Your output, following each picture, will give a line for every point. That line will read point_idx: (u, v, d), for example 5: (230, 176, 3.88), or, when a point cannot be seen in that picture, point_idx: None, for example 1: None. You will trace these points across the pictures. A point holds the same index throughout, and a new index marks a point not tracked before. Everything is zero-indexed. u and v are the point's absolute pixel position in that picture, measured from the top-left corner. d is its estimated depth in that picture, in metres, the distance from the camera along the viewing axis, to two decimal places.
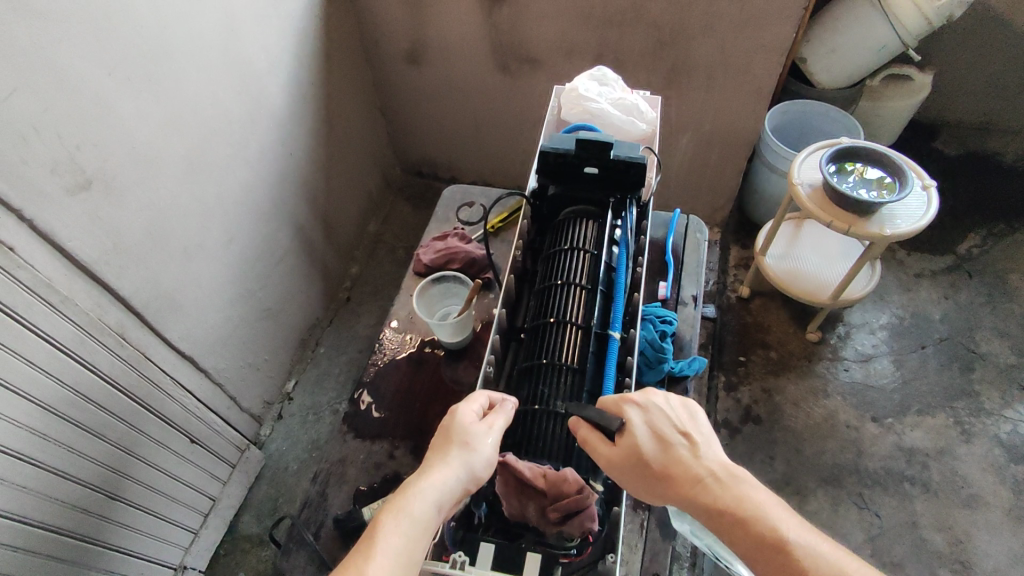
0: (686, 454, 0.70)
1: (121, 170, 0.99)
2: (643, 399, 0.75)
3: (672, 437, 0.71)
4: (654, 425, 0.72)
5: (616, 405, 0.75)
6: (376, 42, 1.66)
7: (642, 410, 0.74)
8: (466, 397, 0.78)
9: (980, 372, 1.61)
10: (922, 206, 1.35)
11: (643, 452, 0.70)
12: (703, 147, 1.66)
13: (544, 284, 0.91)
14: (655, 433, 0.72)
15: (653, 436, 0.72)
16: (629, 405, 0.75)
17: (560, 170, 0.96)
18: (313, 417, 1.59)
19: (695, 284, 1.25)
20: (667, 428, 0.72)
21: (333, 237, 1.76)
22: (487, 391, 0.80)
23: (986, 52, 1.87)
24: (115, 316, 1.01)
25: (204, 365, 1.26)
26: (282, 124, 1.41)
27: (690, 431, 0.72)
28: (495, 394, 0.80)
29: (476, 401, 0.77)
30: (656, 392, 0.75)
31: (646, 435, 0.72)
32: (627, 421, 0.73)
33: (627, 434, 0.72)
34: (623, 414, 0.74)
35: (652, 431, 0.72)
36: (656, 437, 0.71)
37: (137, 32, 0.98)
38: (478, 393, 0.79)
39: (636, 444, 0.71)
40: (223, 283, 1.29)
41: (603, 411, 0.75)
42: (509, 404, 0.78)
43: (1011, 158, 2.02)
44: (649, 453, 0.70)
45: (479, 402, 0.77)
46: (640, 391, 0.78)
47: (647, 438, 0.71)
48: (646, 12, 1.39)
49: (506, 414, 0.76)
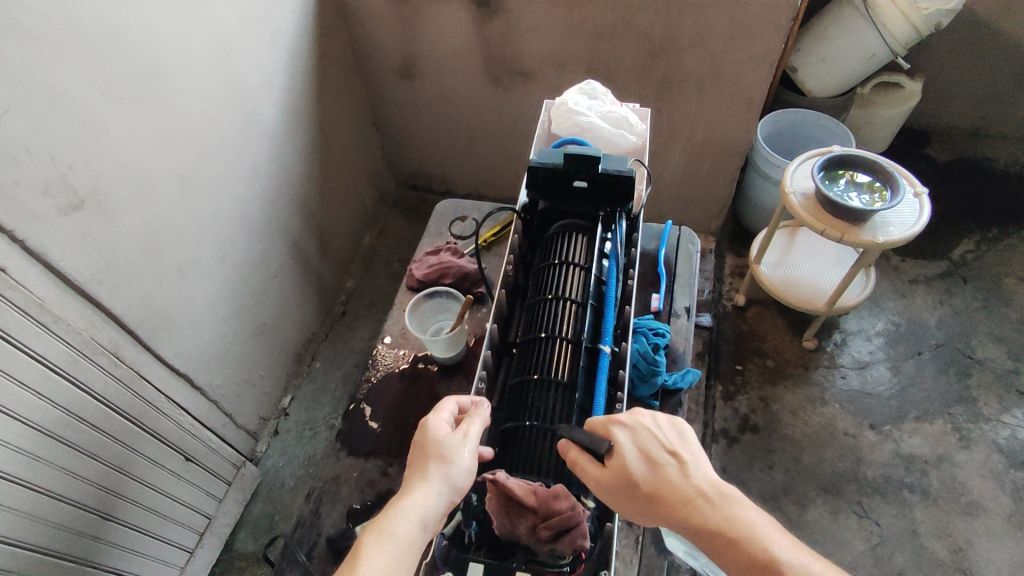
0: (676, 474, 0.70)
1: (114, 188, 0.99)
2: (631, 419, 0.75)
3: (661, 457, 0.71)
4: (642, 447, 0.72)
5: (604, 427, 0.75)
6: (369, 57, 1.67)
7: (630, 430, 0.74)
8: (435, 408, 0.78)
9: (977, 378, 1.61)
10: (914, 213, 1.36)
11: (632, 473, 0.70)
12: (696, 156, 1.67)
13: (534, 299, 0.91)
14: (644, 454, 0.72)
15: (641, 456, 0.72)
16: (618, 427, 0.74)
17: (550, 185, 0.96)
18: (309, 432, 1.58)
19: (688, 296, 1.25)
20: (655, 449, 0.72)
21: (328, 251, 1.76)
22: (456, 397, 0.80)
23: (976, 59, 1.89)
24: (109, 336, 1.01)
25: (199, 382, 1.26)
26: (275, 139, 1.41)
27: (679, 451, 0.72)
28: (463, 399, 0.80)
29: (447, 411, 0.77)
30: (643, 412, 0.76)
31: (635, 456, 0.71)
32: (616, 442, 0.73)
33: (616, 456, 0.72)
34: (611, 435, 0.74)
35: (640, 452, 0.72)
36: (645, 458, 0.71)
37: (130, 52, 0.99)
38: (446, 401, 0.79)
39: (625, 466, 0.71)
40: (217, 299, 1.28)
41: (592, 432, 0.74)
42: (481, 408, 0.78)
43: (1002, 163, 2.03)
44: (640, 475, 0.70)
45: (449, 411, 0.77)
46: (628, 410, 0.78)
47: (636, 460, 0.71)
48: (637, 25, 1.40)
49: (479, 418, 0.76)
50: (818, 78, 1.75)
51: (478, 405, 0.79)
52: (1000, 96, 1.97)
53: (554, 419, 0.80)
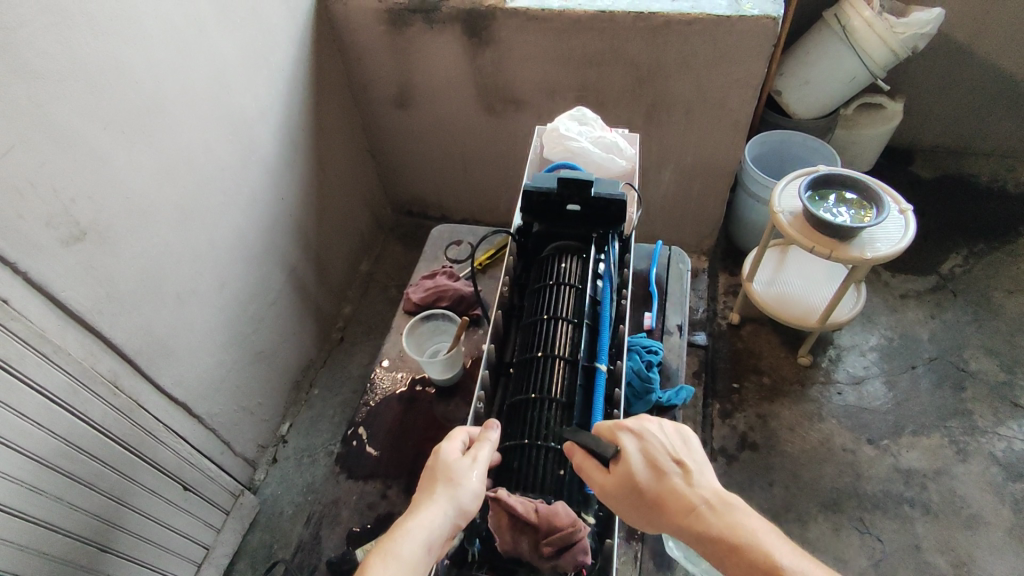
0: (680, 482, 0.71)
1: (115, 220, 1.01)
2: (638, 425, 0.76)
3: (665, 465, 0.72)
4: (647, 454, 0.73)
5: (611, 432, 0.76)
6: (365, 87, 1.72)
7: (636, 436, 0.75)
8: (448, 434, 0.79)
9: (971, 391, 1.62)
10: (900, 229, 1.39)
11: (638, 480, 0.71)
12: (685, 178, 1.70)
13: (531, 319, 0.92)
14: (649, 461, 0.73)
15: (647, 463, 0.73)
16: (625, 433, 0.75)
17: (544, 208, 0.98)
18: (307, 459, 1.58)
19: (679, 314, 1.26)
20: (661, 456, 0.73)
21: (325, 277, 1.78)
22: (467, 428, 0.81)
23: (954, 79, 1.95)
24: (109, 365, 1.02)
25: (198, 411, 1.26)
26: (272, 169, 1.44)
27: (684, 458, 0.73)
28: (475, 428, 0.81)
29: (459, 437, 0.78)
30: (650, 419, 0.76)
31: (640, 463, 0.72)
32: (622, 449, 0.74)
33: (622, 462, 0.73)
34: (618, 441, 0.75)
35: (646, 458, 0.73)
36: (650, 465, 0.72)
37: (132, 87, 1.02)
38: (460, 429, 0.80)
39: (630, 471, 0.72)
40: (216, 327, 1.29)
41: (598, 438, 0.75)
42: (491, 433, 0.78)
43: (986, 179, 2.07)
44: (644, 481, 0.71)
45: (460, 438, 0.78)
46: (635, 417, 0.79)
47: (642, 466, 0.72)
48: (625, 52, 1.44)
49: (489, 442, 0.77)
50: (803, 101, 1.80)
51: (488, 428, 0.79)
52: (979, 115, 2.03)
53: (552, 438, 0.80)
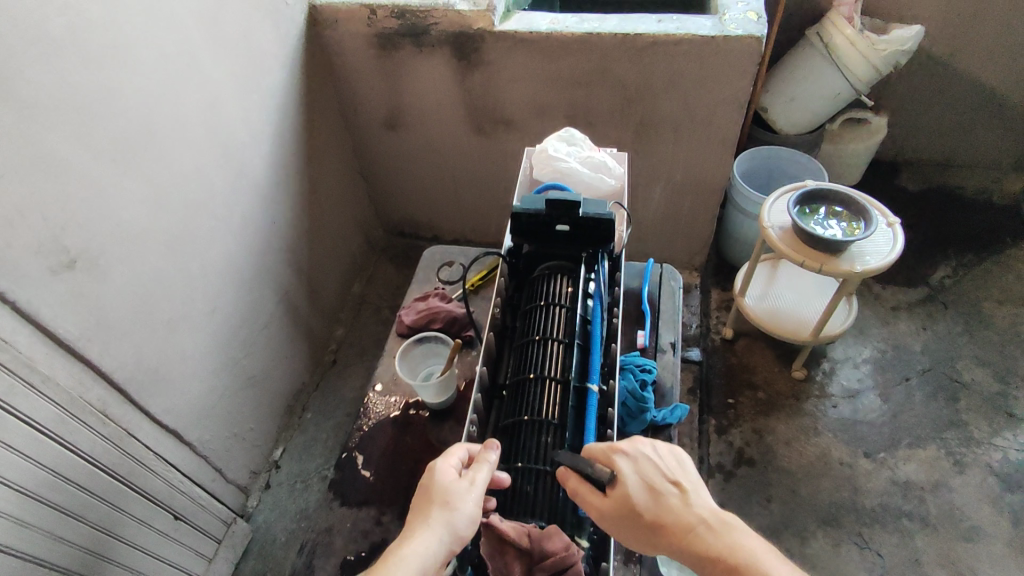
0: (677, 503, 0.71)
1: (104, 248, 1.00)
2: (632, 447, 0.75)
3: (662, 486, 0.73)
4: (643, 477, 0.73)
5: (606, 455, 0.75)
6: (357, 110, 1.73)
7: (632, 458, 0.74)
8: (445, 450, 0.77)
9: (965, 402, 1.62)
10: (889, 242, 1.40)
11: (636, 503, 0.71)
12: (676, 195, 1.72)
13: (523, 340, 0.91)
14: (646, 483, 0.72)
15: (643, 486, 0.72)
16: (620, 456, 0.74)
17: (532, 229, 0.98)
18: (301, 485, 1.55)
19: (672, 332, 1.26)
20: (658, 478, 0.73)
21: (317, 300, 1.77)
22: (466, 444, 0.79)
23: (935, 94, 1.99)
24: (98, 394, 1.01)
25: (189, 438, 1.25)
26: (264, 192, 1.44)
27: (679, 479, 0.73)
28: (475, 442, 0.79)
29: (456, 454, 0.76)
30: (643, 440, 0.76)
31: (638, 485, 0.72)
32: (619, 472, 0.73)
33: (619, 486, 0.72)
34: (613, 464, 0.74)
35: (642, 480, 0.73)
36: (648, 487, 0.72)
37: (121, 114, 1.02)
38: (458, 443, 0.78)
39: (628, 495, 0.71)
40: (207, 353, 1.28)
41: (594, 461, 0.74)
42: (490, 453, 0.76)
43: (971, 192, 2.10)
44: (642, 504, 0.71)
45: (456, 456, 0.76)
46: (628, 438, 0.78)
47: (640, 489, 0.72)
48: (612, 73, 1.46)
49: (488, 464, 0.74)
50: (788, 117, 1.83)
51: (488, 448, 0.76)
52: (962, 129, 2.06)
53: (546, 461, 0.79)
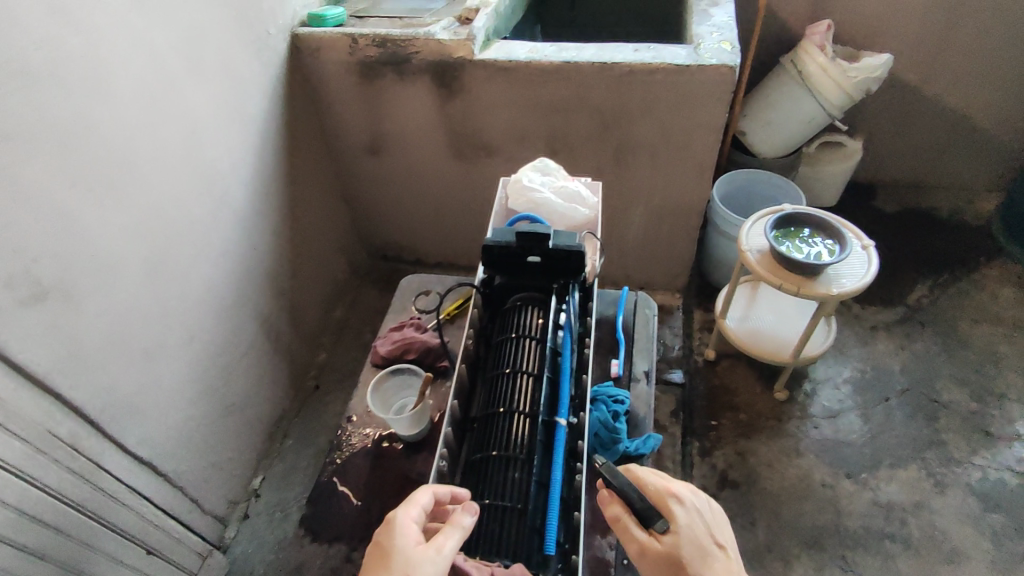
0: (718, 564, 0.79)
1: (80, 278, 1.00)
2: (689, 501, 0.83)
3: (709, 545, 0.80)
4: (694, 530, 0.80)
5: (664, 500, 0.82)
6: (339, 136, 1.74)
7: (687, 511, 0.82)
8: (409, 501, 0.77)
9: (944, 421, 1.64)
10: (864, 265, 1.42)
11: (684, 555, 0.78)
12: (656, 218, 1.74)
13: (493, 373, 0.92)
14: (696, 539, 0.80)
15: (694, 540, 0.79)
16: (677, 505, 0.82)
17: (504, 261, 0.99)
18: (280, 514, 1.53)
19: (646, 360, 1.25)
20: (706, 535, 0.81)
21: (299, 325, 1.76)
22: (433, 487, 0.79)
23: (907, 118, 2.03)
24: (69, 428, 1.00)
25: (164, 469, 1.23)
26: (244, 219, 1.44)
27: (721, 542, 0.81)
28: (441, 491, 0.79)
29: (418, 509, 0.77)
30: (697, 497, 0.84)
31: (690, 538, 0.79)
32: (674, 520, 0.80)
33: (672, 532, 0.80)
34: (671, 511, 0.81)
35: (694, 534, 0.80)
36: (697, 543, 0.79)
37: (101, 145, 1.02)
38: (422, 493, 0.78)
39: (679, 543, 0.79)
40: (184, 382, 1.27)
41: (652, 503, 0.82)
42: (461, 517, 0.75)
43: (946, 212, 2.14)
44: (689, 555, 0.78)
45: (419, 509, 0.77)
46: (682, 488, 0.85)
47: (691, 540, 0.79)
48: (590, 100, 1.49)
49: (456, 532, 0.74)
50: (765, 141, 1.87)
51: (464, 510, 0.76)
52: (934, 151, 2.11)
53: (512, 498, 0.79)
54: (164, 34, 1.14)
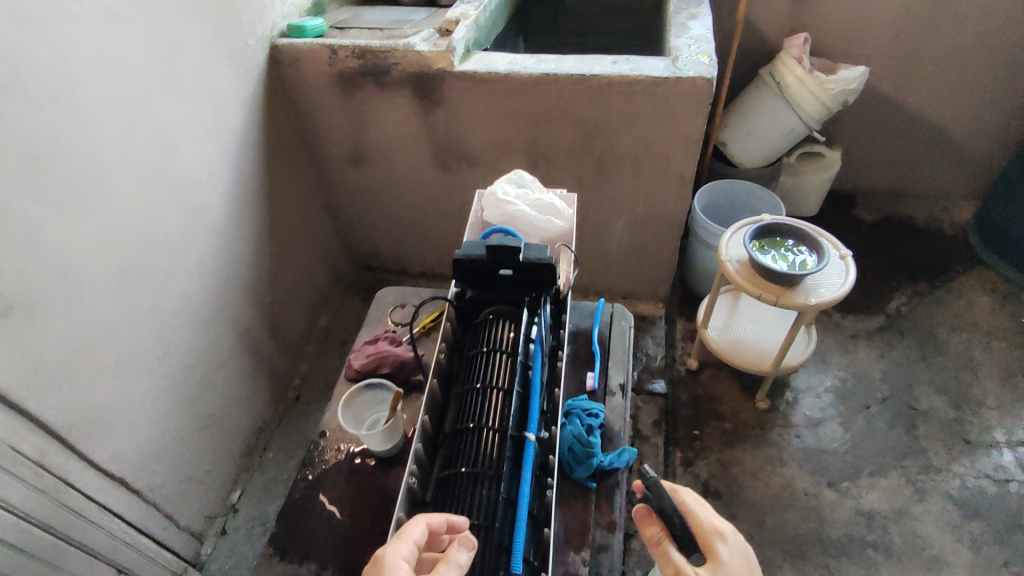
0: None
1: (46, 291, 0.98)
2: (735, 543, 0.79)
3: None
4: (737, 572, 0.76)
5: (709, 537, 0.79)
6: (320, 147, 1.74)
7: (731, 552, 0.78)
8: (401, 534, 0.73)
9: (924, 429, 1.65)
10: (841, 275, 1.44)
11: None
12: (637, 229, 1.74)
13: (463, 389, 0.92)
14: None
15: None
16: (722, 545, 0.78)
17: (476, 274, 0.98)
18: (260, 529, 1.51)
19: (622, 372, 1.25)
20: None
21: (280, 337, 1.74)
22: (427, 518, 0.76)
23: (884, 129, 2.07)
24: (35, 445, 0.98)
25: (138, 485, 1.21)
26: (222, 231, 1.43)
27: None
28: (434, 522, 0.75)
29: (410, 542, 0.73)
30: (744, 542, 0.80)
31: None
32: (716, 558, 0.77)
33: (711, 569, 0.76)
34: (713, 549, 0.78)
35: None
36: None
37: (70, 159, 1.01)
38: (414, 526, 0.74)
39: None
40: (159, 396, 1.25)
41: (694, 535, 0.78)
42: (454, 555, 0.71)
43: (924, 221, 2.17)
44: None
45: (412, 542, 0.73)
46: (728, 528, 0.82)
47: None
48: (570, 111, 1.49)
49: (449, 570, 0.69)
50: (746, 151, 1.88)
51: (458, 546, 0.72)
52: (911, 161, 2.14)
53: (481, 517, 0.79)
54: (137, 46, 1.13)
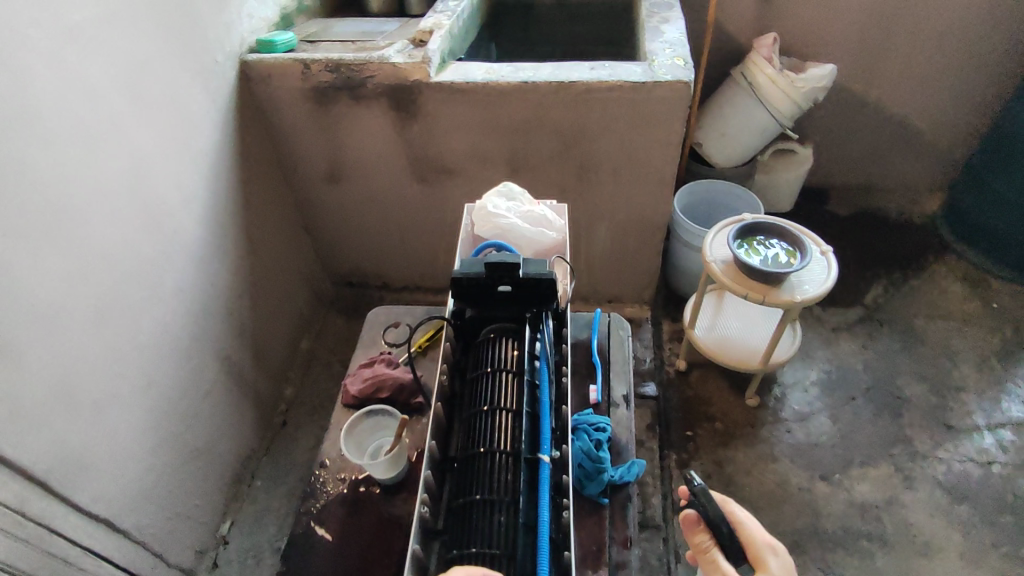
0: None
1: (20, 330, 0.93)
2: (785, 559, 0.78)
3: None
4: None
5: (760, 550, 0.78)
6: (296, 164, 1.70)
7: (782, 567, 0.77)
8: None
9: (908, 417, 1.68)
10: (823, 271, 1.46)
11: None
12: (620, 233, 1.75)
13: (470, 411, 0.90)
14: None
15: None
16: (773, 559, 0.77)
17: (474, 293, 0.97)
18: (253, 560, 1.47)
19: (624, 384, 1.25)
20: None
21: (263, 361, 1.70)
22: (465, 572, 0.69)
23: (852, 125, 2.11)
24: (14, 491, 0.93)
25: (124, 525, 1.16)
26: (199, 255, 1.38)
27: None
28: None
29: None
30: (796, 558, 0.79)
31: None
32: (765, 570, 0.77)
33: None
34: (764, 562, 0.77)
35: None
36: None
37: (38, 190, 0.96)
38: None
39: None
40: (141, 431, 1.20)
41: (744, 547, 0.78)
42: None
43: (894, 213, 2.23)
44: None
45: None
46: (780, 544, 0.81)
47: None
48: (549, 119, 1.49)
49: None
50: (722, 151, 1.90)
51: None
52: (879, 155, 2.19)
53: (500, 544, 0.77)
54: (102, 69, 1.09)
